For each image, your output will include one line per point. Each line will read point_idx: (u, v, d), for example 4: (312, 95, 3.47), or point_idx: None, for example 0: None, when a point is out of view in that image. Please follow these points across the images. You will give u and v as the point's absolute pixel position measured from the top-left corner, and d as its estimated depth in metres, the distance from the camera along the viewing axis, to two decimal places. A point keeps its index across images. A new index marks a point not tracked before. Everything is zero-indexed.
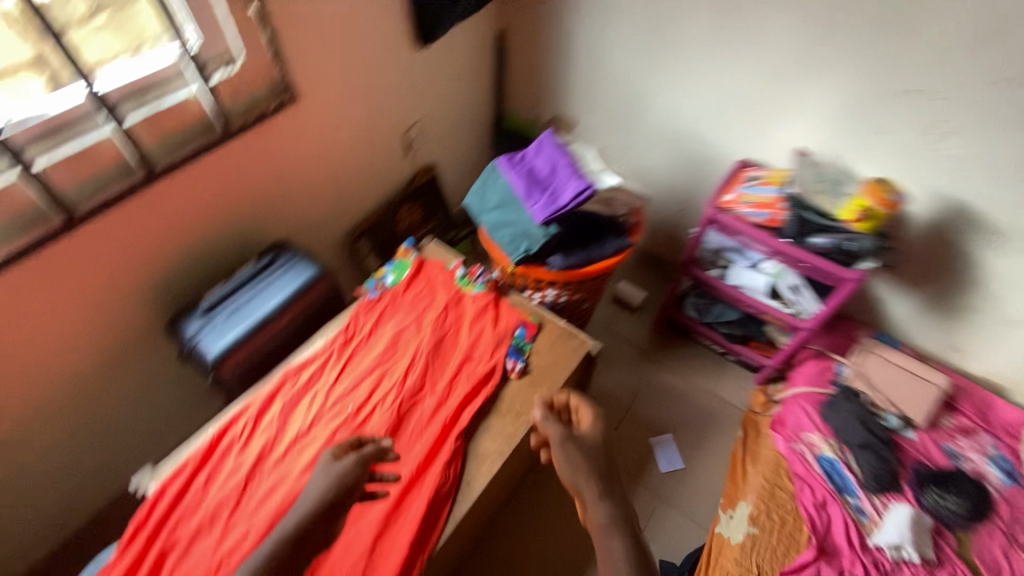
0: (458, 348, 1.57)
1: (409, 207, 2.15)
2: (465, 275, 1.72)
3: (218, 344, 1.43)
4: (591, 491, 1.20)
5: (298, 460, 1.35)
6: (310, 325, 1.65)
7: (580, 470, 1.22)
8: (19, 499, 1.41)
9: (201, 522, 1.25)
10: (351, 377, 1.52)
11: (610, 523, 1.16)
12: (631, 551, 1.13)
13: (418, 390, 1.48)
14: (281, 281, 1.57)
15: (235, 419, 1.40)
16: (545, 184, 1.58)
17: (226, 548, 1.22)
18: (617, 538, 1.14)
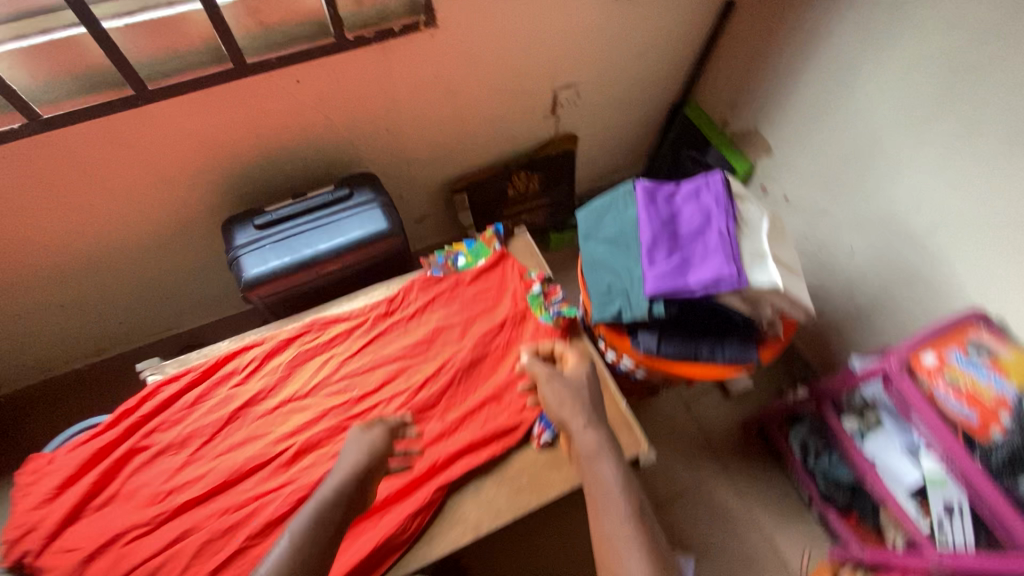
0: (492, 381, 1.33)
1: (529, 173, 1.85)
2: (540, 296, 1.43)
3: (256, 270, 1.33)
4: (578, 418, 1.16)
5: (281, 423, 1.26)
6: (362, 277, 1.49)
7: (569, 398, 1.19)
8: (72, 320, 1.51)
9: (175, 440, 1.24)
10: (371, 357, 1.35)
11: (600, 447, 1.11)
12: (626, 475, 1.07)
13: (428, 408, 1.29)
14: (345, 223, 1.38)
15: (246, 350, 1.34)
16: (680, 242, 1.18)
17: (181, 481, 1.20)
18: (606, 460, 1.09)
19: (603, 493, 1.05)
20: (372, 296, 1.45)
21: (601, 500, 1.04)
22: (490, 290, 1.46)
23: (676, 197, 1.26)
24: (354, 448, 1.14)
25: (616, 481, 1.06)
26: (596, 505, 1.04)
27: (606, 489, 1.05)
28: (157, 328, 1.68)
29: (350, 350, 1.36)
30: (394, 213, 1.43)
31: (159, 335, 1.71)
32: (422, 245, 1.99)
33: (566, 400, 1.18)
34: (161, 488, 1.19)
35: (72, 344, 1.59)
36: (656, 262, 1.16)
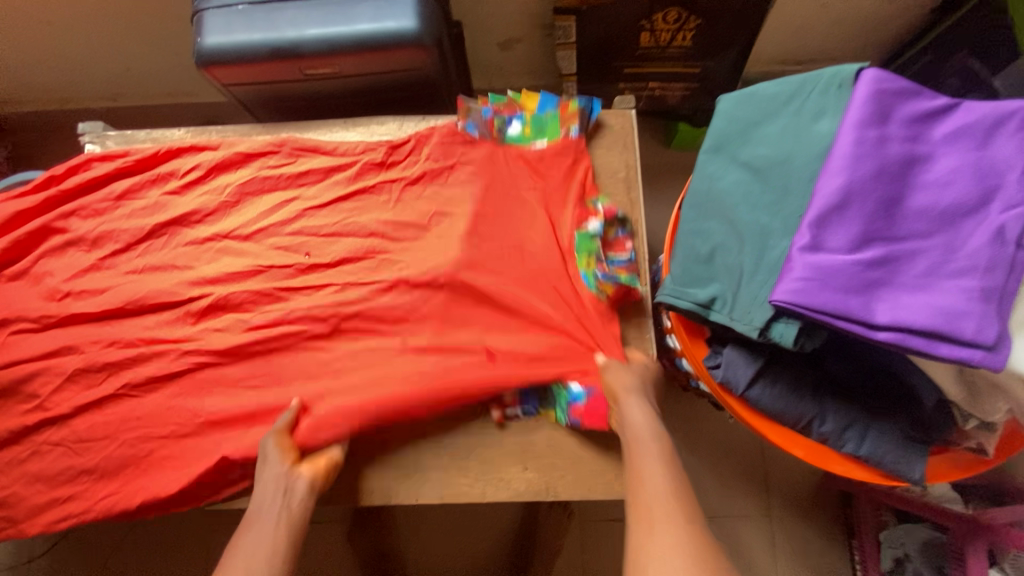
0: (484, 312, 0.89)
1: (683, 15, 1.17)
2: (595, 240, 0.90)
3: (215, 39, 0.89)
4: (638, 408, 0.75)
5: (203, 261, 0.94)
6: (372, 98, 1.03)
7: (634, 382, 0.79)
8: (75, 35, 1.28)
9: (82, 233, 0.96)
10: (338, 216, 0.95)
11: (661, 449, 0.71)
12: (691, 493, 0.67)
13: (384, 316, 0.90)
14: (356, 4, 0.89)
15: (195, 151, 0.98)
16: (900, 228, 0.56)
17: (74, 284, 0.93)
18: (665, 468, 0.69)
19: (654, 509, 0.65)
20: (376, 130, 1.01)
21: (647, 518, 0.64)
22: (537, 178, 0.95)
23: (941, 125, 0.58)
24: (270, 472, 0.77)
25: (678, 502, 0.65)
26: (637, 526, 0.64)
27: (659, 506, 0.65)
28: (178, 80, 1.44)
29: (316, 197, 0.96)
30: (433, 9, 0.90)
31: (188, 95, 1.49)
32: (502, 82, 1.46)
33: (630, 386, 0.78)
34: (51, 283, 0.93)
35: (87, 67, 1.39)
36: (822, 247, 0.57)
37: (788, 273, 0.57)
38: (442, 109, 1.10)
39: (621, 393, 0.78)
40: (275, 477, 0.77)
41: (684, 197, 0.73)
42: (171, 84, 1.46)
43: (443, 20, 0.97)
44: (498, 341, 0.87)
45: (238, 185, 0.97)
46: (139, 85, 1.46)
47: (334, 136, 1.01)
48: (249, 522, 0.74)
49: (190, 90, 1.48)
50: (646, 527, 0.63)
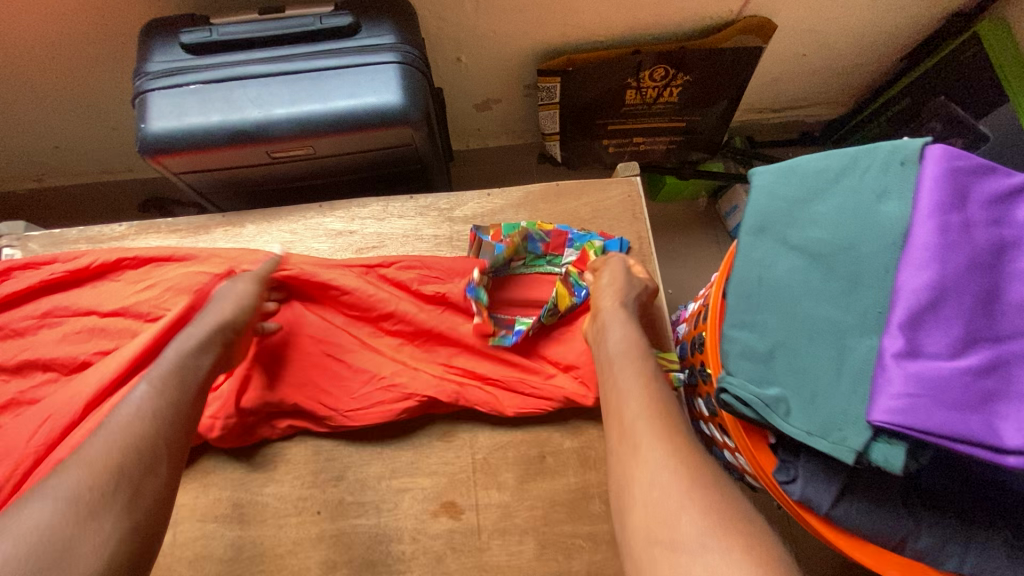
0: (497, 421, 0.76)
1: (670, 73, 1.13)
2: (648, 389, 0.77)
3: (162, 124, 0.76)
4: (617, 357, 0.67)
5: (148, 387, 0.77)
6: (349, 177, 0.92)
7: (614, 318, 0.72)
8: None
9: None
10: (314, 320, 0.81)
11: (649, 394, 0.61)
12: (692, 438, 0.56)
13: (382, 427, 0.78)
14: (332, 78, 0.78)
15: (140, 252, 0.83)
16: (1004, 323, 0.49)
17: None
18: (652, 412, 0.58)
19: (647, 460, 0.53)
20: (357, 214, 0.89)
21: (637, 467, 0.54)
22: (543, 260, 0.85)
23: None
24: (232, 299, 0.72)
25: (675, 448, 0.54)
26: (630, 487, 0.53)
27: (648, 451, 0.54)
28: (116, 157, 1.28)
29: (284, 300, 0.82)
30: (418, 82, 0.81)
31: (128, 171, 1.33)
32: (479, 142, 1.38)
33: (608, 327, 0.71)
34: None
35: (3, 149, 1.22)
36: (918, 353, 0.49)
37: (885, 385, 0.49)
38: (427, 183, 1.00)
39: (602, 341, 0.71)
40: (195, 356, 0.64)
41: (728, 284, 0.65)
42: (109, 161, 1.29)
43: (429, 90, 0.87)
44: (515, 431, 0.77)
45: (194, 289, 0.82)
46: (70, 162, 1.29)
47: (308, 224, 0.88)
48: (133, 400, 0.55)
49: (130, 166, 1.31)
50: (636, 485, 0.52)
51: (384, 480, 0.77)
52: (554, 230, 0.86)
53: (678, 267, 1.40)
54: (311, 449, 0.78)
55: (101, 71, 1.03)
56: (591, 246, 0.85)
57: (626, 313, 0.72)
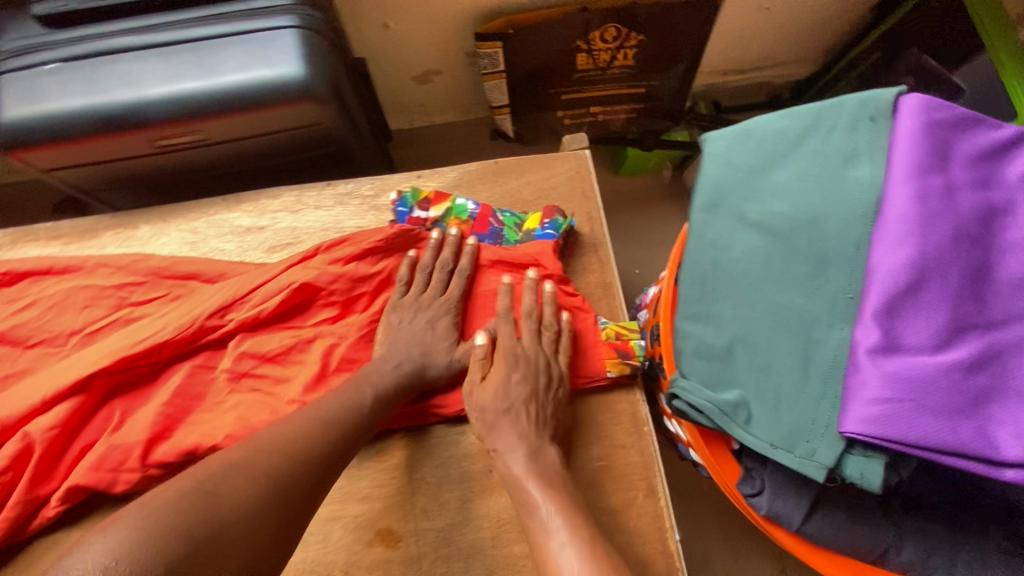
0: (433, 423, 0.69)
1: (623, 32, 1.03)
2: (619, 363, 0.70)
3: (18, 111, 0.64)
4: (518, 453, 0.62)
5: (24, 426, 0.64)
6: (259, 163, 0.80)
7: (501, 402, 0.65)
8: None
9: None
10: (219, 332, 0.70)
11: (560, 504, 0.58)
12: (612, 552, 0.54)
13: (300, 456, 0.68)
14: (217, 49, 0.66)
15: (13, 266, 0.72)
16: (998, 306, 0.41)
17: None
18: (566, 531, 0.55)
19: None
20: (269, 206, 0.78)
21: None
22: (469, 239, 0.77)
23: (1013, 163, 0.44)
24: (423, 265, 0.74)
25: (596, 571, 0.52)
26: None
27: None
28: None
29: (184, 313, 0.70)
30: (321, 49, 0.70)
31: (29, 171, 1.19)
32: (423, 120, 1.27)
33: (498, 414, 0.65)
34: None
35: None
36: (897, 348, 0.41)
37: (859, 388, 0.41)
38: (354, 166, 0.89)
39: (493, 432, 0.64)
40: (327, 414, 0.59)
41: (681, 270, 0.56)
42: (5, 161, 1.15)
43: (341, 60, 0.76)
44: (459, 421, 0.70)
45: (79, 305, 0.71)
46: None
47: (212, 221, 0.77)
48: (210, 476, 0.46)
49: None
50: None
51: None
52: (486, 206, 0.78)
53: (645, 245, 1.31)
54: None
55: None
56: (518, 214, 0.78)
57: (517, 397, 0.65)
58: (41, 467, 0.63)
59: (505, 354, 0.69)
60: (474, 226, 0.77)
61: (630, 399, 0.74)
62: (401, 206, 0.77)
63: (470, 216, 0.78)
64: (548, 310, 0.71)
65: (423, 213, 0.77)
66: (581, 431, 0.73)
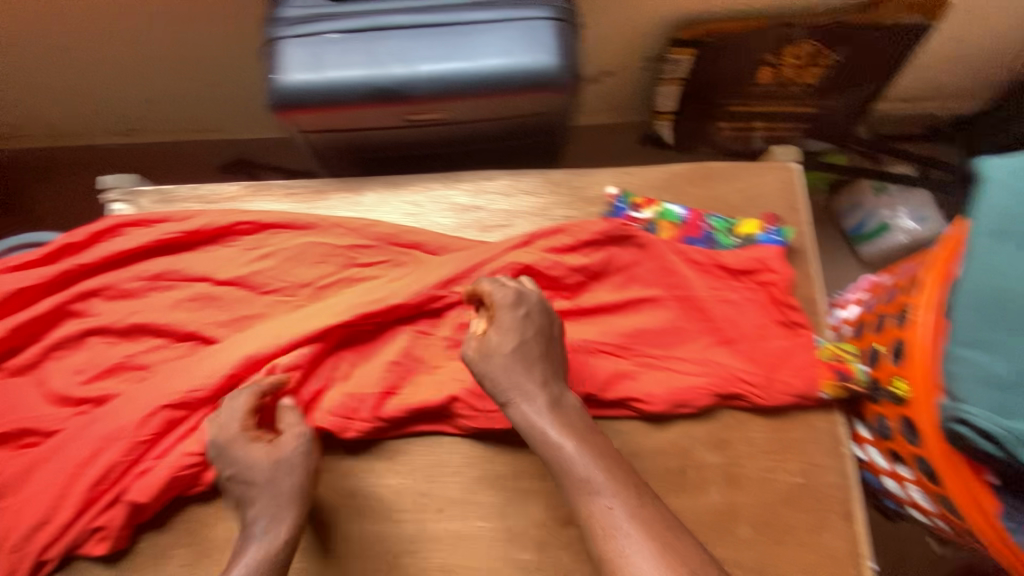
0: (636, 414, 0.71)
1: (818, 50, 1.02)
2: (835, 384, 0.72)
3: (298, 76, 0.69)
4: (534, 399, 0.61)
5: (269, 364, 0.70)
6: (475, 144, 0.84)
7: (508, 347, 0.63)
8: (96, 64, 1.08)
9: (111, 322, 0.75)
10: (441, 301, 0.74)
11: (589, 448, 0.59)
12: (643, 487, 0.58)
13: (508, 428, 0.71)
14: (483, 35, 0.71)
15: (256, 217, 0.77)
16: None
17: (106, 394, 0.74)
18: (602, 475, 0.57)
19: (635, 534, 0.54)
20: (484, 187, 0.81)
21: (618, 544, 0.54)
22: (683, 243, 0.78)
23: None
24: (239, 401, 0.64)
25: (641, 515, 0.55)
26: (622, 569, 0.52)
27: (626, 532, 0.54)
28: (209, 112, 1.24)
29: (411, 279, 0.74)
30: (572, 43, 0.73)
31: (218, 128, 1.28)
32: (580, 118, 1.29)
33: (504, 369, 0.62)
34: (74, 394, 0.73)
35: (101, 96, 1.19)
36: None
37: None
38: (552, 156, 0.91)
39: (518, 402, 0.62)
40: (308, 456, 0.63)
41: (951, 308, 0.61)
42: (202, 116, 1.25)
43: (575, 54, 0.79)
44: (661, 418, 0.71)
45: (313, 260, 0.76)
46: (162, 116, 1.26)
47: (432, 196, 0.81)
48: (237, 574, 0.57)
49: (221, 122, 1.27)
50: (624, 565, 0.53)
51: (509, 482, 0.71)
52: (697, 211, 0.79)
53: None
54: (431, 441, 0.72)
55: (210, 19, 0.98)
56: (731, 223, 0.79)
57: (524, 340, 0.64)
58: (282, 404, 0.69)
59: (507, 300, 0.65)
60: (685, 230, 0.78)
61: (830, 422, 0.73)
62: (618, 205, 0.79)
63: (680, 221, 0.79)
64: (519, 281, 0.67)
65: (638, 215, 0.79)
66: (779, 446, 0.72)
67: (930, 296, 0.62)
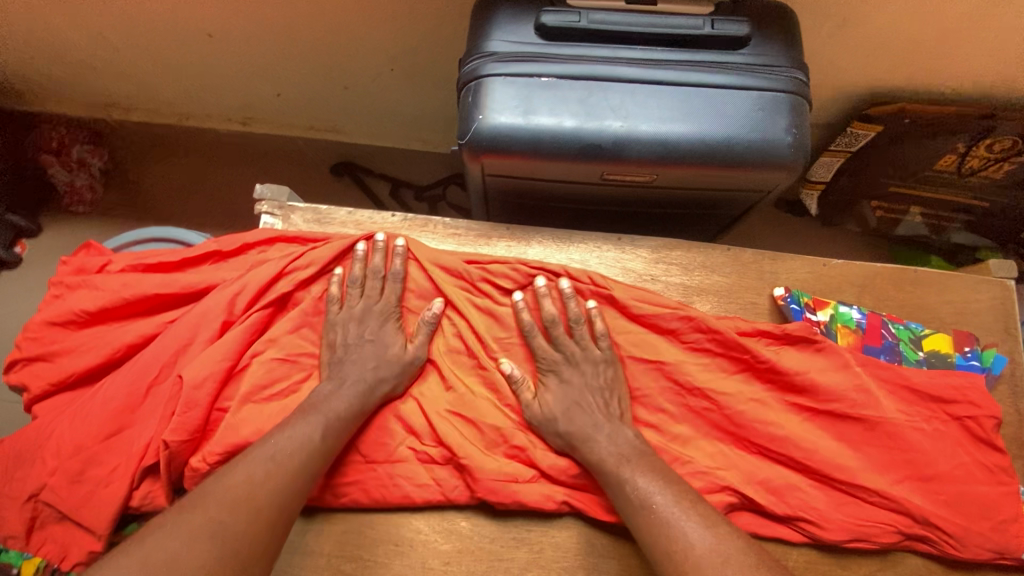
0: (821, 543, 0.63)
1: (1019, 147, 0.92)
2: None
3: (502, 116, 0.62)
4: (590, 418, 0.64)
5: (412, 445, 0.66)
6: (655, 210, 0.76)
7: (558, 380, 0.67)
8: (236, 50, 1.03)
9: (233, 354, 0.67)
10: None
11: (637, 460, 0.61)
12: (696, 495, 0.59)
13: None
14: (712, 98, 0.63)
15: (420, 254, 0.72)
16: None
17: (198, 460, 0.64)
18: (667, 497, 0.57)
19: (705, 568, 0.52)
20: (663, 256, 0.74)
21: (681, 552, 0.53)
22: (863, 352, 0.68)
23: None
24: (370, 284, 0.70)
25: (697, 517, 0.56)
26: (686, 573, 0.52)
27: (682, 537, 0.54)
28: (336, 111, 1.19)
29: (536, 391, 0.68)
30: (804, 119, 0.65)
31: (338, 126, 1.24)
32: None
33: (555, 410, 0.65)
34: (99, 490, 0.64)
35: (227, 83, 1.14)
36: None
37: None
38: (724, 226, 0.83)
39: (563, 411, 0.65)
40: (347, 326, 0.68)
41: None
42: (327, 114, 1.21)
43: None
44: (846, 552, 0.63)
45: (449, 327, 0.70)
46: (284, 109, 1.21)
47: (603, 258, 0.74)
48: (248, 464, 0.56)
49: (346, 121, 1.23)
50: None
51: None
52: (874, 315, 0.70)
53: None
54: (582, 533, 0.65)
55: (373, 25, 0.93)
56: (915, 334, 0.70)
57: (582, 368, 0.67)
58: (427, 484, 0.64)
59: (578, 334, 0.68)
60: (866, 337, 0.69)
61: None
62: (789, 304, 0.70)
63: (856, 325, 0.70)
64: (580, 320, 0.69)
65: (813, 315, 0.69)
66: None
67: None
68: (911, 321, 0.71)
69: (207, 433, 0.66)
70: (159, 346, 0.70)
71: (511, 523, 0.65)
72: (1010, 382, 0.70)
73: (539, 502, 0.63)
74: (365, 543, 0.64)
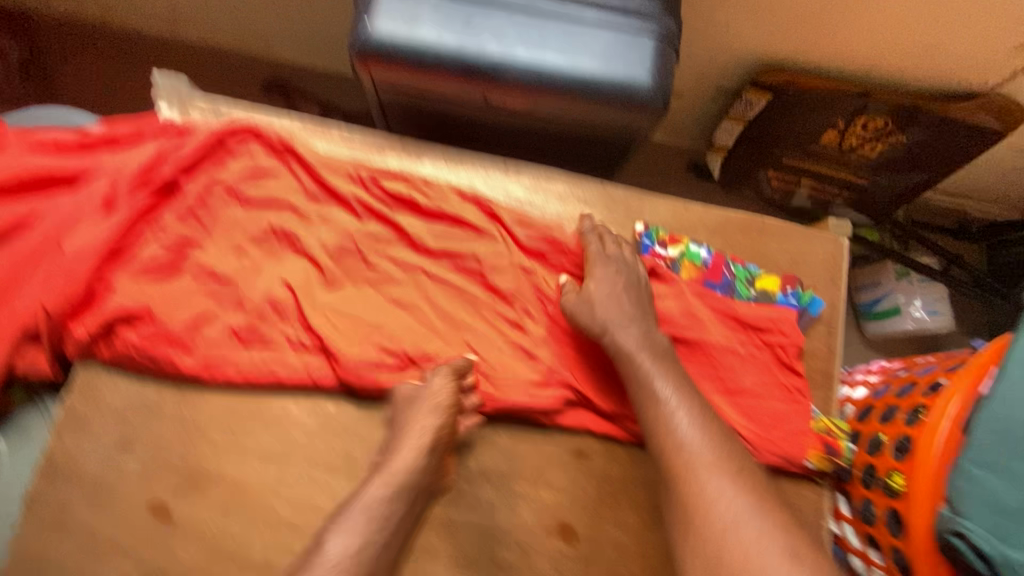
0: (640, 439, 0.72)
1: (889, 128, 1.02)
2: (828, 458, 0.73)
3: (389, 27, 0.66)
4: (633, 341, 0.68)
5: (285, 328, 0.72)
6: (542, 141, 0.82)
7: (604, 294, 0.71)
8: None
9: (118, 231, 0.71)
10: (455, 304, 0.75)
11: (681, 393, 0.65)
12: (731, 438, 0.63)
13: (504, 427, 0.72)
14: (587, 35, 0.68)
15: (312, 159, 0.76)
16: None
17: (76, 327, 0.68)
18: (691, 413, 0.63)
19: (725, 509, 0.57)
20: (542, 185, 0.80)
21: (701, 480, 0.59)
22: (703, 286, 0.78)
23: None
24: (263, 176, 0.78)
25: (722, 454, 0.61)
26: (704, 499, 0.58)
27: (703, 465, 0.59)
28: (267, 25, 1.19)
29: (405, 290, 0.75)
30: (670, 65, 0.71)
31: (271, 43, 1.23)
32: None
33: (592, 298, 0.71)
34: None
35: None
36: None
37: None
38: (610, 168, 0.91)
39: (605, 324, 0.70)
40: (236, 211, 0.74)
41: (968, 428, 0.58)
42: (259, 28, 1.20)
43: None
44: None
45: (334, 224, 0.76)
46: (214, 16, 1.19)
47: (489, 181, 0.80)
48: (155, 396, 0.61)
49: (279, 38, 1.22)
50: (699, 492, 0.58)
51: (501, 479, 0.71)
52: (720, 256, 0.79)
53: None
54: None
55: None
56: (751, 274, 0.79)
57: (621, 290, 0.71)
58: (296, 364, 0.70)
59: (621, 261, 0.74)
60: (708, 273, 0.78)
61: (819, 493, 0.75)
62: (643, 240, 0.79)
63: (703, 263, 0.79)
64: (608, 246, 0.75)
65: (663, 250, 0.78)
66: None
67: (945, 405, 0.62)
68: (751, 264, 0.80)
69: (88, 304, 0.70)
70: (46, 221, 0.72)
71: (372, 407, 0.72)
72: (825, 323, 0.80)
73: (397, 387, 0.70)
74: (234, 414, 0.70)
